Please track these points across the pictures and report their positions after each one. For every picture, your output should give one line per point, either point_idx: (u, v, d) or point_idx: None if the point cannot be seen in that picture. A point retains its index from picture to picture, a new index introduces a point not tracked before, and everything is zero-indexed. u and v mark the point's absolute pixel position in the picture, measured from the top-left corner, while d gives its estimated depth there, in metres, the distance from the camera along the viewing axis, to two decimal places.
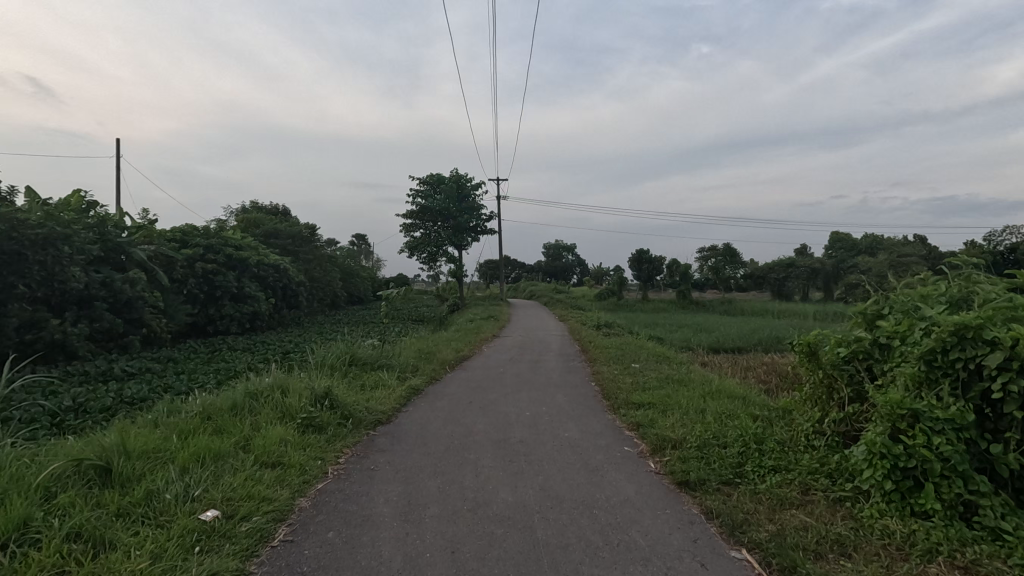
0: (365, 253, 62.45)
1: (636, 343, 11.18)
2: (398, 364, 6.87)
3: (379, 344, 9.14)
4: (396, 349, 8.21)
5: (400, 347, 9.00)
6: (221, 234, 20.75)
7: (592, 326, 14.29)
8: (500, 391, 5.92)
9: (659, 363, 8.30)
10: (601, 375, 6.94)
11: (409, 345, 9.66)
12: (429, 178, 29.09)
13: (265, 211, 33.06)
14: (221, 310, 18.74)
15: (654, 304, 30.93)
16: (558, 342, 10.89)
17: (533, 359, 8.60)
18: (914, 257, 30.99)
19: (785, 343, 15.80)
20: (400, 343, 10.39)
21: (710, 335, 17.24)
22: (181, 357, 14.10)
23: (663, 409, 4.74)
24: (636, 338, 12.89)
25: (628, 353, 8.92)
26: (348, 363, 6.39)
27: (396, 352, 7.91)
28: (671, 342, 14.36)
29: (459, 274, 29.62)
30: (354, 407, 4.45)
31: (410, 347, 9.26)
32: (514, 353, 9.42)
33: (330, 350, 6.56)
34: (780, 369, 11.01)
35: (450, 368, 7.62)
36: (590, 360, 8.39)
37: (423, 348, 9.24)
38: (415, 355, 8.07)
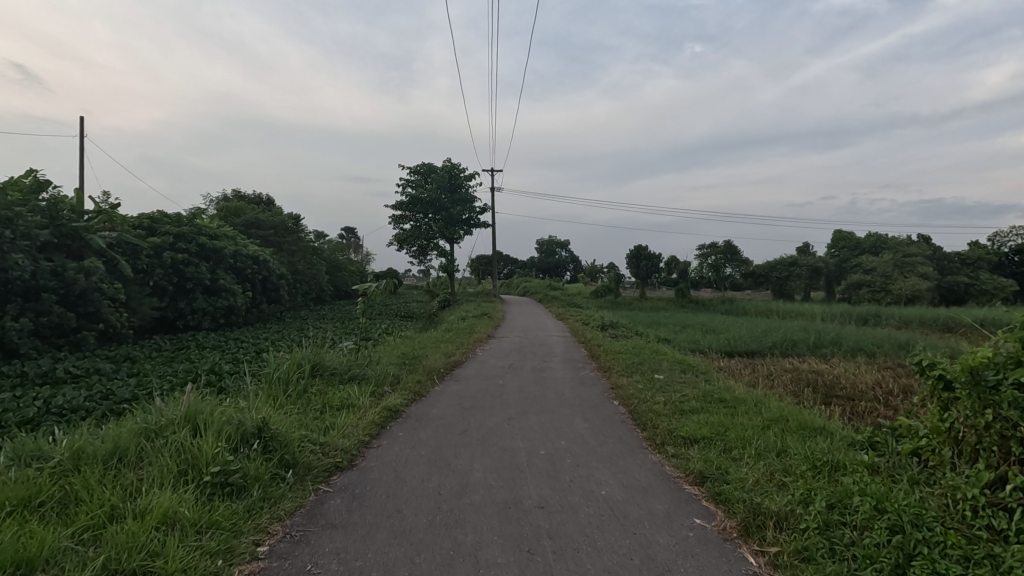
0: (354, 246, 61.07)
1: (648, 348, 9.94)
2: (374, 376, 5.57)
3: (357, 347, 7.84)
4: (376, 355, 6.92)
5: (382, 351, 7.74)
6: (196, 222, 19.31)
7: (596, 326, 13.07)
8: (501, 413, 4.66)
9: (686, 374, 7.08)
10: (622, 390, 5.73)
11: (393, 348, 8.37)
12: (421, 167, 27.74)
13: (247, 200, 31.52)
14: (193, 304, 17.32)
15: (653, 303, 29.75)
16: (562, 344, 9.64)
17: (535, 367, 7.35)
18: (919, 257, 30.12)
19: (801, 345, 14.67)
20: (383, 345, 9.08)
21: (719, 336, 16.06)
22: (141, 356, 12.69)
23: (728, 451, 3.48)
24: (646, 340, 11.65)
25: (647, 361, 7.69)
26: (310, 374, 5.11)
27: (375, 359, 6.62)
28: (681, 344, 13.15)
29: (450, 268, 28.26)
30: (302, 446, 3.15)
31: (393, 350, 7.98)
32: (513, 357, 8.18)
33: (288, 357, 5.30)
34: (808, 379, 9.87)
35: (438, 378, 6.36)
36: (604, 369, 7.15)
37: (408, 351, 7.97)
38: (398, 362, 6.78)
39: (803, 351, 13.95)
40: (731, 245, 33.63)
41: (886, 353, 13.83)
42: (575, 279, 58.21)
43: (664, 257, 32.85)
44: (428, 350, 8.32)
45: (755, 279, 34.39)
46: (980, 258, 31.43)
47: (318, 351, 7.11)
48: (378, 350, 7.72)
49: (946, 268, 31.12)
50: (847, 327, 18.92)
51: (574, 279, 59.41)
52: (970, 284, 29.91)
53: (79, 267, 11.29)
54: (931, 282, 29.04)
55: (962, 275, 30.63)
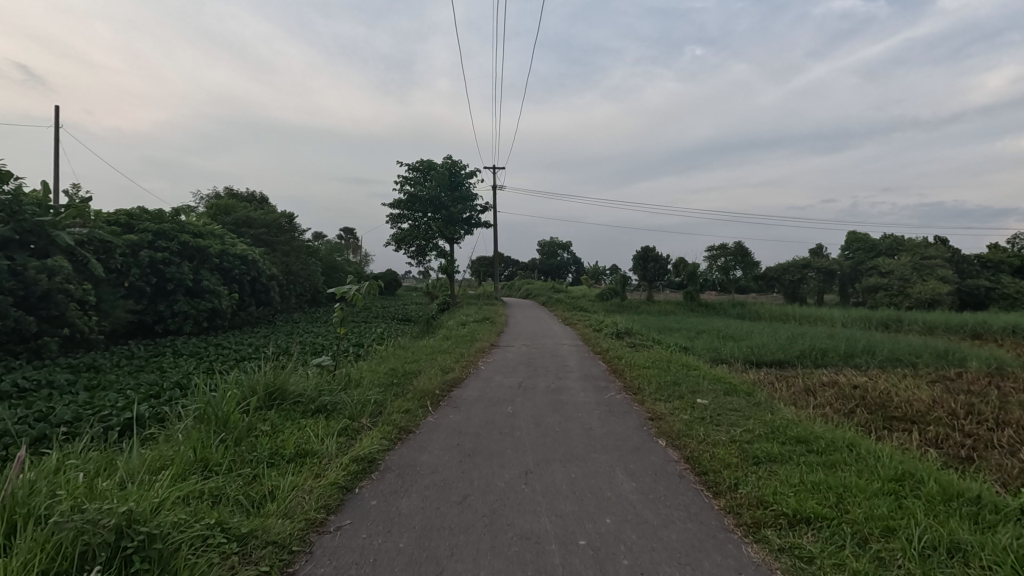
0: (353, 248, 60.09)
1: (675, 360, 8.74)
2: (348, 404, 4.37)
3: (338, 363, 6.64)
4: (356, 373, 5.74)
5: (366, 366, 6.55)
6: (178, 219, 18.08)
7: (610, 332, 11.86)
8: (514, 463, 3.45)
9: (732, 397, 5.87)
10: (666, 423, 4.52)
11: (381, 362, 7.19)
12: (420, 164, 26.58)
13: (240, 198, 30.36)
14: (173, 306, 16.16)
15: (661, 306, 28.58)
16: (577, 356, 8.46)
17: (548, 386, 6.15)
18: (938, 259, 28.96)
19: (831, 354, 13.50)
20: (370, 359, 7.88)
21: (740, 344, 14.84)
22: (108, 365, 11.46)
23: (869, 549, 2.28)
24: (666, 350, 10.43)
25: (682, 379, 6.48)
26: (260, 409, 3.92)
27: (356, 378, 5.43)
28: (702, 354, 11.98)
29: (450, 269, 27.08)
30: (201, 562, 1.93)
31: (380, 365, 6.80)
32: (523, 372, 7.01)
33: (234, 387, 4.11)
34: (854, 398, 8.70)
35: (432, 401, 5.15)
36: (633, 390, 5.95)
37: (398, 366, 6.81)
38: (383, 382, 5.59)
39: (834, 361, 12.74)
40: (741, 246, 32.36)
41: (925, 364, 12.64)
42: (577, 281, 57.04)
43: (672, 259, 31.65)
44: (422, 363, 7.12)
45: (766, 282, 33.21)
46: (1001, 261, 30.23)
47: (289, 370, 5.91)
48: (359, 366, 6.52)
49: (966, 271, 29.94)
50: (872, 333, 17.76)
51: (576, 282, 58.33)
52: (992, 288, 28.71)
53: (35, 266, 9.93)
54: (951, 286, 27.89)
55: (982, 278, 29.45)
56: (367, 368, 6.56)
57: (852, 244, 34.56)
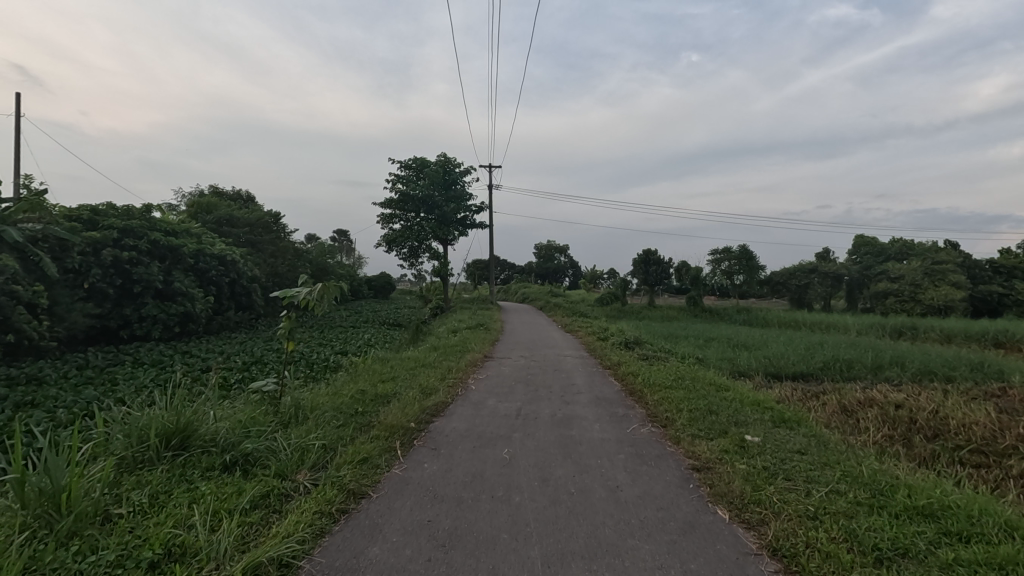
0: (346, 250, 58.89)
1: (696, 377, 7.52)
2: (278, 454, 3.16)
3: (294, 389, 5.40)
4: (308, 399, 4.51)
5: (327, 391, 5.32)
6: (149, 216, 16.76)
7: (617, 341, 10.64)
8: (512, 563, 2.24)
9: (788, 432, 4.65)
10: (719, 478, 3.31)
11: (348, 383, 5.94)
12: (412, 162, 25.33)
13: (226, 197, 29.10)
14: (141, 310, 14.90)
15: (663, 311, 27.42)
16: (584, 373, 7.23)
17: (554, 415, 4.92)
18: (950, 264, 27.93)
19: (856, 365, 12.34)
20: (339, 379, 6.60)
21: (755, 354, 13.66)
22: (53, 376, 10.18)
23: None
24: (683, 363, 9.22)
25: (718, 406, 5.27)
26: (134, 473, 2.68)
27: (306, 408, 4.20)
28: (719, 366, 10.83)
29: (443, 272, 25.86)
30: None
31: (347, 387, 5.59)
32: (522, 395, 5.78)
33: (106, 437, 2.87)
34: (902, 422, 7.54)
35: (401, 439, 3.92)
36: (661, 421, 4.75)
37: (367, 387, 5.56)
38: (341, 411, 4.37)
39: (863, 375, 11.55)
40: (746, 250, 31.19)
41: (963, 377, 11.49)
42: (575, 285, 55.94)
43: (674, 263, 30.44)
44: (399, 383, 5.88)
45: (771, 287, 32.00)
46: (1015, 267, 29.14)
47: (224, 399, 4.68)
48: (318, 391, 5.29)
49: (978, 276, 28.92)
50: (892, 342, 16.65)
51: (574, 286, 57.19)
52: (1005, 294, 27.69)
53: None
54: (964, 292, 26.84)
55: (995, 283, 28.37)
56: (328, 393, 5.32)
57: (860, 246, 34.03)
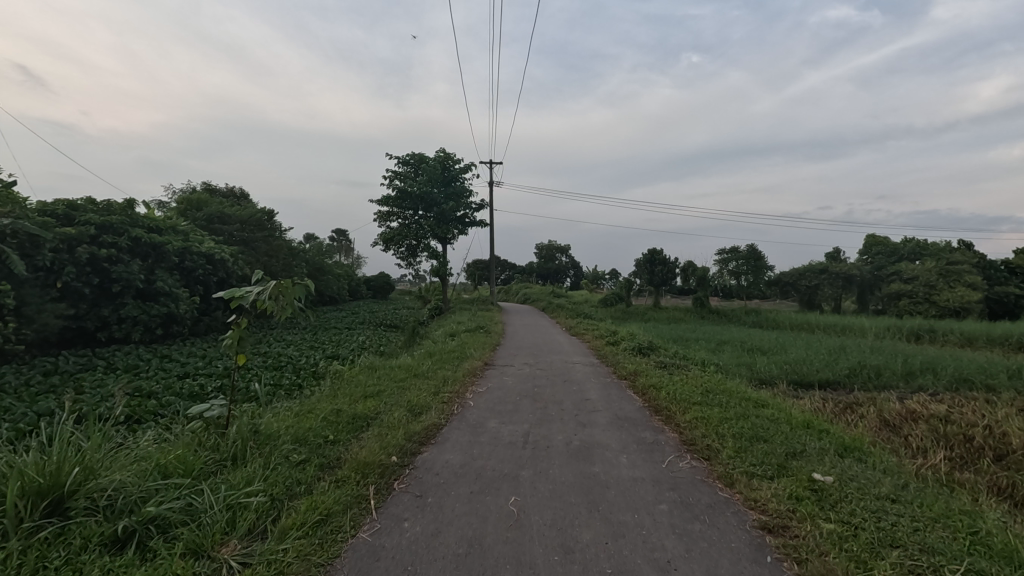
0: (344, 250, 58.04)
1: (727, 390, 6.59)
2: (196, 520, 2.27)
3: (253, 413, 4.49)
4: (264, 426, 3.62)
5: (294, 413, 4.42)
6: (131, 211, 15.85)
7: (629, 346, 9.71)
8: None
9: (861, 466, 3.75)
10: (806, 549, 2.42)
11: (322, 401, 5.01)
12: (410, 157, 24.38)
13: (219, 194, 28.23)
14: (120, 311, 14.05)
15: (669, 313, 26.50)
16: (599, 386, 6.29)
17: (569, 444, 4.01)
18: (965, 264, 27.05)
19: (884, 371, 11.46)
20: (316, 394, 5.68)
21: (774, 359, 12.75)
22: (13, 384, 9.31)
23: None
24: (704, 372, 8.29)
25: (767, 429, 4.37)
26: None
27: (257, 442, 3.33)
28: (739, 373, 9.94)
29: (442, 271, 24.99)
30: None
31: (319, 406, 4.66)
32: (530, 414, 4.88)
33: None
34: (956, 442, 6.67)
35: (377, 482, 3.02)
36: (703, 452, 3.87)
37: (343, 406, 4.66)
38: (303, 445, 3.47)
39: (895, 384, 10.67)
40: (754, 250, 30.34)
41: (1003, 386, 10.61)
42: (577, 286, 55.16)
43: (680, 262, 29.52)
44: (383, 400, 4.98)
45: (779, 287, 30.98)
46: None
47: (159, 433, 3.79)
48: (284, 414, 4.39)
49: (993, 277, 28.02)
50: (915, 345, 15.76)
51: (575, 286, 56.29)
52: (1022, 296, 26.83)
53: None
54: (980, 293, 25.94)
55: (1012, 284, 27.50)
56: (292, 416, 4.40)
57: (870, 246, 33.22)
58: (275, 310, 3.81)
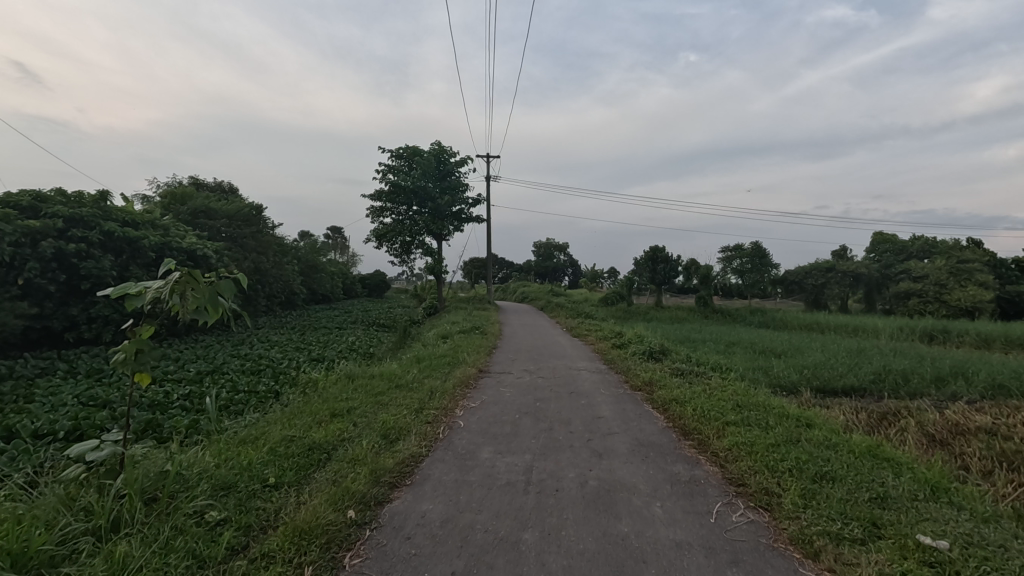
0: (340, 248, 57.16)
1: (759, 402, 5.69)
2: None
3: (179, 447, 3.58)
4: (174, 471, 2.71)
5: (232, 445, 3.50)
6: (105, 203, 14.86)
7: (640, 350, 8.79)
8: None
9: (970, 519, 2.85)
10: None
11: (273, 426, 4.08)
12: (403, 150, 23.38)
13: (207, 188, 27.23)
14: (90, 310, 13.11)
15: (672, 312, 25.63)
16: (612, 401, 5.36)
17: (584, 485, 3.12)
18: (977, 263, 26.28)
19: (912, 376, 10.61)
20: (274, 414, 4.74)
21: (792, 363, 11.85)
22: None
23: None
24: (726, 380, 7.37)
25: (831, 461, 3.47)
26: None
27: (151, 500, 2.43)
28: (758, 379, 9.07)
29: (437, 269, 24.08)
30: None
31: (266, 434, 3.73)
32: (531, 440, 3.96)
33: None
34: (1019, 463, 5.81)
35: (318, 563, 2.13)
36: (761, 498, 2.96)
37: (297, 432, 3.75)
38: (220, 499, 2.56)
39: (926, 391, 9.81)
40: (760, 247, 29.17)
41: None
42: (576, 285, 54.39)
43: (684, 260, 28.60)
44: (352, 424, 4.06)
45: (785, 286, 30.14)
46: None
47: (35, 487, 2.86)
48: (219, 446, 3.47)
49: (1005, 276, 27.22)
50: (935, 347, 14.94)
51: (574, 285, 55.53)
52: None
53: None
54: (992, 292, 25.16)
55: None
56: (229, 448, 3.48)
57: (877, 243, 32.34)
58: (185, 313, 3.18)
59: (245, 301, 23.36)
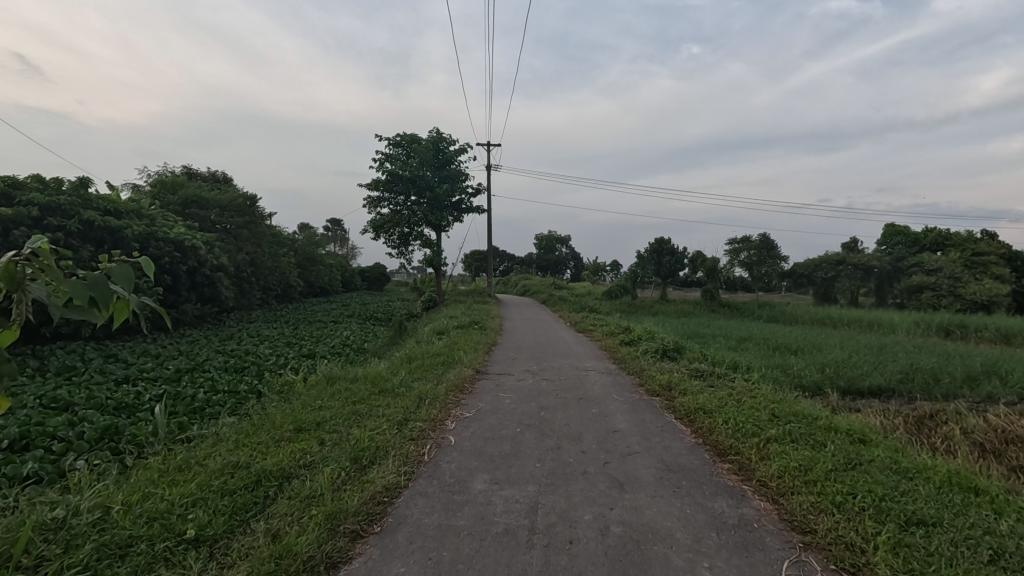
0: (340, 240, 56.52)
1: (796, 409, 4.97)
2: None
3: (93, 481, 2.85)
4: (43, 534, 1.97)
5: (158, 480, 2.76)
6: (86, 191, 14.07)
7: (652, 348, 8.04)
8: None
9: None
10: None
11: (221, 447, 3.35)
12: (400, 138, 22.56)
13: (199, 177, 26.43)
14: None
15: (678, 306, 24.85)
16: (629, 411, 4.63)
17: (604, 534, 2.39)
18: (992, 256, 25.51)
19: (942, 375, 9.89)
20: (231, 429, 4.00)
21: (812, 360, 11.11)
22: None
23: None
24: (751, 383, 6.62)
25: (916, 499, 2.76)
26: None
27: None
28: (779, 379, 8.35)
29: (435, 261, 23.34)
30: None
31: (205, 461, 3.00)
32: (536, 464, 3.23)
33: None
34: None
35: None
36: (842, 556, 2.24)
37: (245, 457, 3.01)
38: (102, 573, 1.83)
39: (961, 392, 9.09)
40: (767, 239, 28.14)
41: None
42: (578, 278, 53.75)
43: (690, 252, 27.80)
44: (317, 445, 3.33)
45: (794, 279, 28.98)
46: None
47: None
48: (140, 481, 2.73)
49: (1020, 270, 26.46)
50: (958, 344, 14.23)
51: (576, 278, 54.89)
52: None
53: None
54: (1008, 287, 24.43)
55: None
56: (153, 485, 2.74)
57: (889, 236, 31.44)
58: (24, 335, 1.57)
59: (239, 294, 22.61)
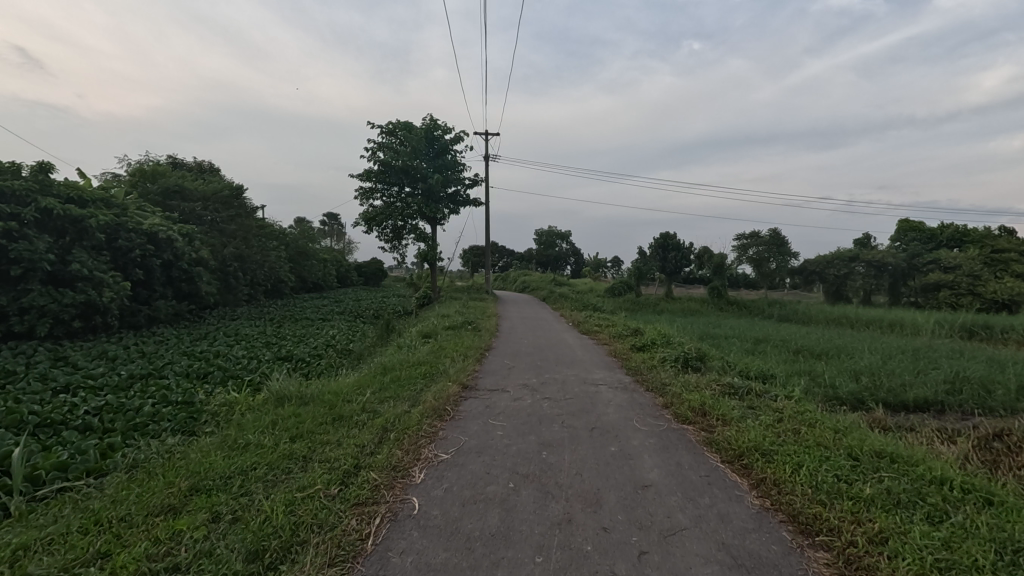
0: (337, 235, 55.46)
1: (873, 443, 3.83)
2: None
3: None
4: None
5: None
6: (46, 178, 12.82)
7: (671, 356, 6.89)
8: None
9: None
10: None
11: (58, 527, 2.21)
12: (393, 126, 21.34)
13: (185, 168, 25.18)
14: (22, 299, 11.13)
15: (684, 304, 23.67)
16: (658, 451, 3.47)
17: None
18: (1013, 253, 24.34)
19: (993, 385, 8.74)
20: (110, 485, 2.86)
21: (842, 366, 9.95)
22: None
23: None
24: (795, 401, 5.48)
25: None
26: None
27: None
28: (815, 392, 7.21)
29: (429, 256, 22.19)
30: None
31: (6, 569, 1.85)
32: (535, 562, 2.09)
33: None
34: None
35: None
36: None
37: (67, 571, 1.86)
38: None
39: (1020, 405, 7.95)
40: (778, 235, 27.06)
41: None
42: (578, 274, 52.66)
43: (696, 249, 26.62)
44: (202, 526, 2.19)
45: (804, 277, 27.67)
46: None
47: None
48: None
49: None
50: (994, 347, 13.07)
51: (576, 274, 53.74)
52: None
53: None
54: None
55: None
56: None
57: (903, 232, 30.28)
58: None
59: (223, 289, 21.42)
